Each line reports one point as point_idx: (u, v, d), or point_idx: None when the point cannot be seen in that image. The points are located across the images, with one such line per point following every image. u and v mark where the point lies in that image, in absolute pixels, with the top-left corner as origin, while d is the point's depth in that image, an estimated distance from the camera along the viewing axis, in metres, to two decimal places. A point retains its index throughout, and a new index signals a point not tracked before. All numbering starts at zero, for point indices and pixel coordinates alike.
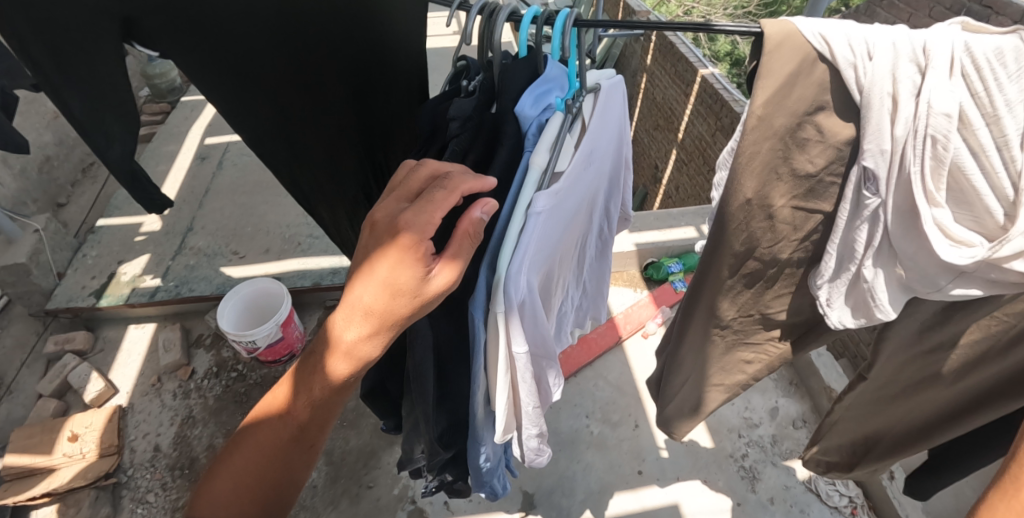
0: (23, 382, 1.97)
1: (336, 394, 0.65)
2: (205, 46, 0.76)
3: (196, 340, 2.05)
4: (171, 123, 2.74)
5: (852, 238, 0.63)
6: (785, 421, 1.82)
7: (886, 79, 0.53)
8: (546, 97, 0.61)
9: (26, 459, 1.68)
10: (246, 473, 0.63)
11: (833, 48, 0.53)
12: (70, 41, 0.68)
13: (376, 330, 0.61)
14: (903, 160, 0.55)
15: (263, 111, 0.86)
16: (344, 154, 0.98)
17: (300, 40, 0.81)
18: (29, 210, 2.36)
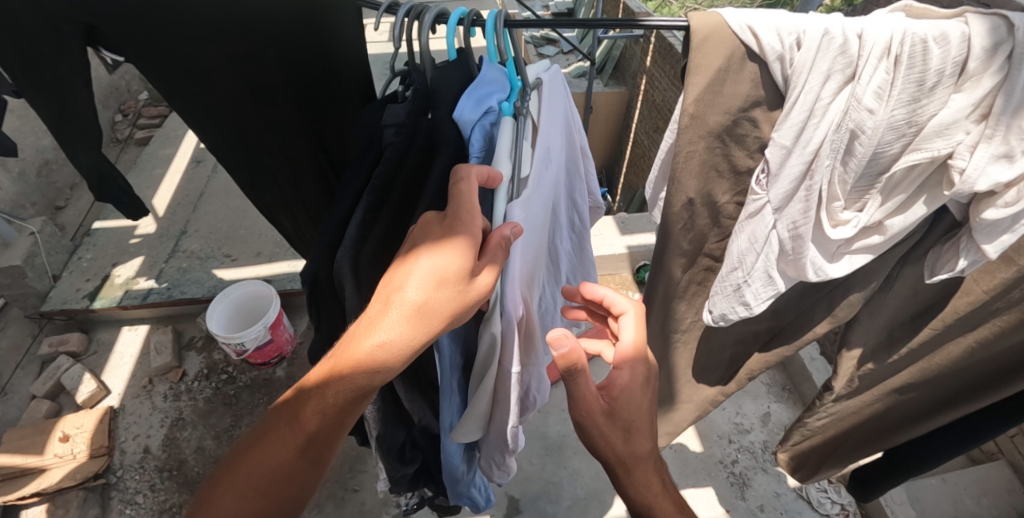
0: (17, 382, 1.99)
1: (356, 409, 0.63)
2: (158, 55, 0.79)
3: (187, 343, 2.07)
4: (169, 127, 2.76)
5: (751, 238, 0.66)
6: (776, 427, 1.79)
7: (809, 69, 0.54)
8: (487, 99, 0.60)
9: (17, 459, 1.70)
10: (254, 480, 0.65)
11: (760, 39, 0.54)
12: (38, 52, 0.76)
13: (400, 349, 0.59)
14: (827, 151, 0.58)
15: (220, 119, 0.88)
16: (302, 164, 0.98)
17: (251, 51, 0.82)
18: (27, 213, 2.39)
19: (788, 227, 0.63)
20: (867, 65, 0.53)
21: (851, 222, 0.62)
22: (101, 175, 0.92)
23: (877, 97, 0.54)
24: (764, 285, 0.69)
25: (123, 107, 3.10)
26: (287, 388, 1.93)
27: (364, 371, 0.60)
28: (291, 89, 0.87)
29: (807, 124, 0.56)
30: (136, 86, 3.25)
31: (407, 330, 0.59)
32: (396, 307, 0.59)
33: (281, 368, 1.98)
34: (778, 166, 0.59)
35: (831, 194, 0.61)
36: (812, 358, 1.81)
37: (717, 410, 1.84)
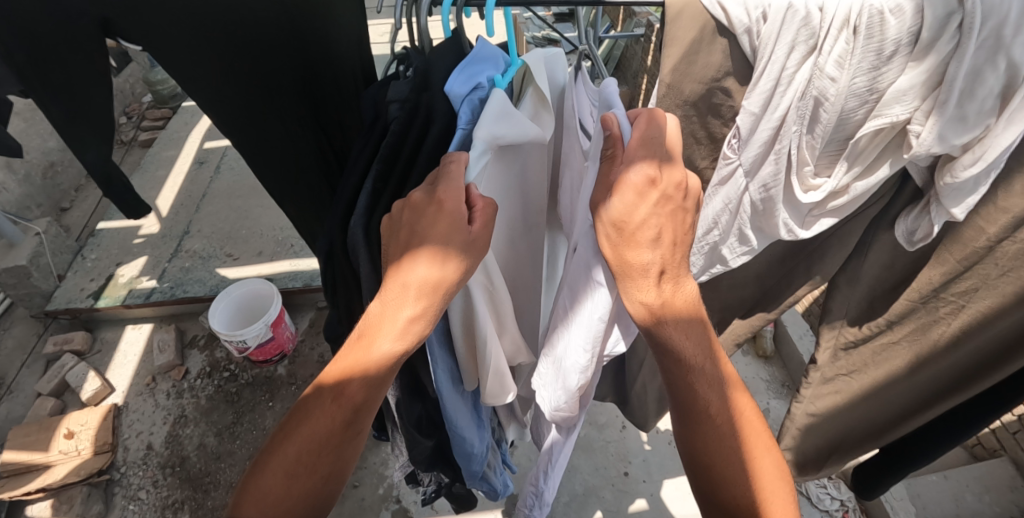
0: (22, 382, 2.02)
1: (387, 383, 0.61)
2: (162, 46, 0.83)
3: (190, 341, 2.09)
4: (171, 129, 2.79)
5: (725, 199, 0.72)
6: (776, 423, 1.79)
7: (774, 41, 0.57)
8: (478, 75, 0.61)
9: (23, 455, 1.72)
10: (300, 463, 0.59)
11: (729, 13, 0.58)
12: (51, 44, 0.79)
13: (432, 306, 0.59)
14: (793, 121, 0.61)
15: (229, 105, 0.90)
16: (305, 149, 0.99)
17: (248, 37, 0.85)
18: (32, 214, 2.43)
19: (759, 189, 0.68)
20: (826, 37, 0.56)
21: (822, 186, 0.65)
22: (105, 170, 0.92)
23: (837, 66, 0.56)
24: (739, 242, 0.76)
25: (128, 110, 3.14)
26: (287, 385, 1.95)
27: (399, 333, 0.59)
28: (292, 75, 0.90)
29: (774, 92, 0.60)
30: (141, 89, 3.29)
31: (430, 299, 0.59)
32: (418, 269, 0.59)
33: (282, 366, 1.99)
34: (749, 131, 0.64)
35: (800, 158, 0.64)
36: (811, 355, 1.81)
37: None
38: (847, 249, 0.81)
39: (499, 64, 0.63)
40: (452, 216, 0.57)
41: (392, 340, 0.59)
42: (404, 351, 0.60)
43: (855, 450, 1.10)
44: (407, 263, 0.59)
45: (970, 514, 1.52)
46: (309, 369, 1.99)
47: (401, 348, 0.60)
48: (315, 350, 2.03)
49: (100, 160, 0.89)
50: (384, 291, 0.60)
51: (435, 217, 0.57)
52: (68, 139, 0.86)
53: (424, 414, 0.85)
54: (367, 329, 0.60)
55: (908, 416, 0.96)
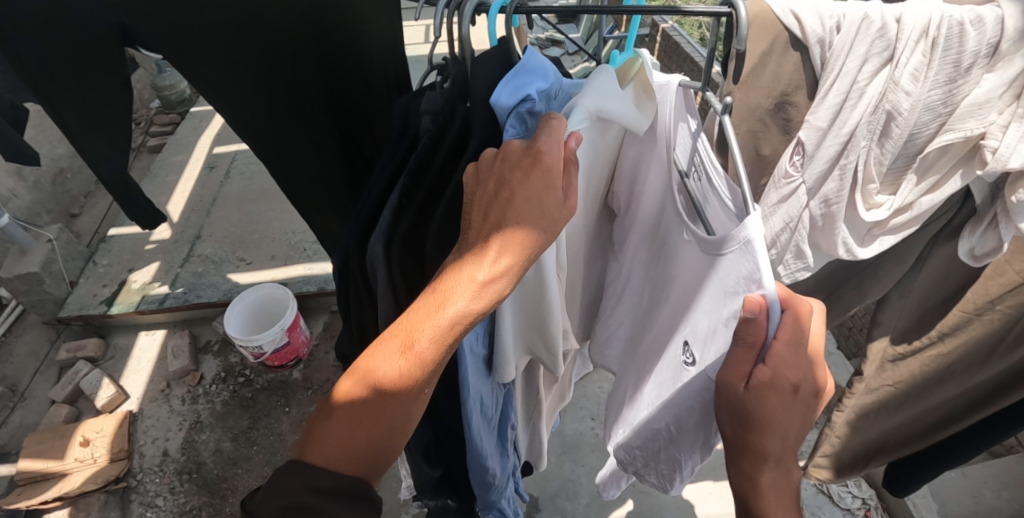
0: (36, 388, 2.01)
1: (457, 344, 0.56)
2: (179, 40, 0.81)
3: (204, 346, 2.08)
4: (180, 134, 2.79)
5: (786, 216, 0.74)
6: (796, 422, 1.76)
7: (847, 53, 0.60)
8: (526, 87, 0.55)
9: (38, 463, 1.71)
10: (366, 410, 0.59)
11: (802, 22, 0.62)
12: (71, 52, 0.81)
13: (508, 273, 0.53)
14: (857, 136, 0.65)
15: (248, 104, 0.89)
16: (330, 151, 0.99)
17: (267, 31, 0.83)
18: (43, 220, 2.43)
19: (820, 204, 0.72)
20: (904, 48, 0.58)
21: (884, 205, 0.70)
22: (122, 182, 0.99)
23: (914, 79, 0.59)
24: (794, 259, 0.79)
25: (136, 116, 3.15)
26: (303, 390, 1.94)
27: (471, 301, 0.53)
28: (319, 88, 0.91)
29: (843, 106, 0.63)
30: (148, 94, 3.29)
31: (513, 259, 0.52)
32: (498, 228, 0.52)
33: (297, 371, 1.99)
34: (815, 146, 0.67)
35: (868, 175, 0.68)
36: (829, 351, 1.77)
37: None
38: (902, 268, 0.86)
39: (548, 76, 0.57)
40: (546, 171, 0.52)
41: (463, 305, 0.54)
42: (476, 313, 0.54)
43: (885, 459, 1.12)
44: (494, 220, 0.53)
45: (990, 509, 1.51)
46: (324, 372, 1.98)
47: (470, 315, 0.54)
48: (330, 354, 2.03)
49: (117, 165, 0.96)
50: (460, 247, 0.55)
51: (520, 176, 0.52)
52: (82, 147, 0.91)
53: (432, 440, 0.84)
54: (440, 286, 0.54)
55: (943, 426, 0.98)
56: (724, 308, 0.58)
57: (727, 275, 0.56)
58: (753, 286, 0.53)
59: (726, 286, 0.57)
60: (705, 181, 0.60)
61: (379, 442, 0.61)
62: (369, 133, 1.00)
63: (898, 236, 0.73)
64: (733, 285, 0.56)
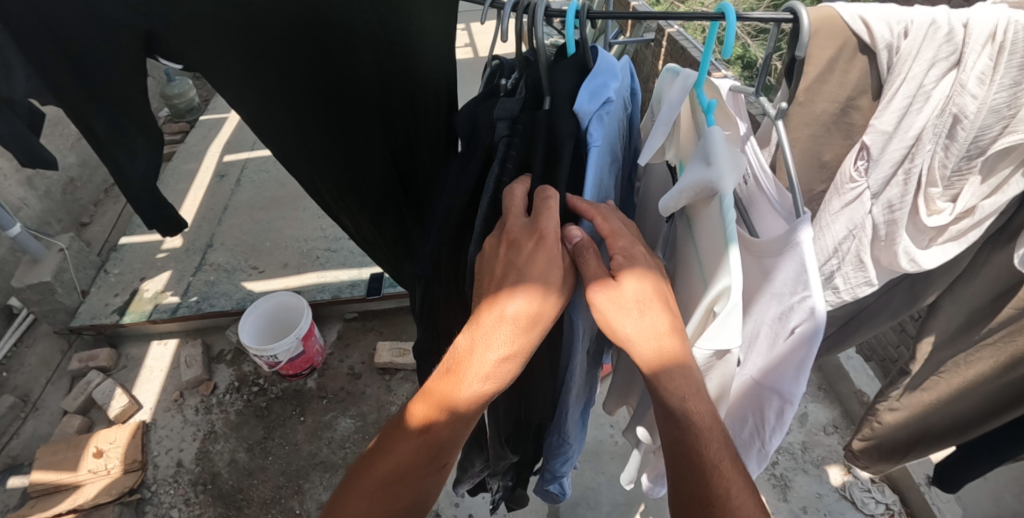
0: (48, 399, 2.00)
1: (473, 420, 0.63)
2: (240, 48, 0.76)
3: (217, 355, 2.07)
4: (190, 142, 2.80)
5: (848, 224, 0.71)
6: (815, 427, 1.74)
7: (913, 57, 0.60)
8: (603, 91, 0.62)
9: (52, 475, 1.70)
10: (382, 486, 0.64)
11: (871, 29, 0.61)
12: (94, 48, 0.67)
13: (522, 351, 0.60)
14: (920, 143, 0.64)
15: (284, 120, 0.85)
16: (369, 171, 0.97)
17: (323, 35, 0.80)
18: (53, 229, 2.43)
19: (884, 210, 0.70)
20: (971, 52, 0.58)
21: (946, 210, 0.69)
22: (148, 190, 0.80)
23: (981, 82, 0.59)
24: (854, 270, 0.75)
25: None
26: (318, 399, 1.93)
27: (489, 378, 0.60)
28: (370, 93, 0.88)
29: (908, 110, 0.63)
30: (156, 103, 3.32)
31: (525, 335, 0.59)
32: (507, 321, 0.59)
33: (312, 379, 1.98)
34: (880, 151, 0.66)
35: (930, 179, 0.67)
36: (848, 356, 1.76)
37: None
38: (952, 275, 0.82)
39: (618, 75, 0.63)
40: (549, 252, 0.58)
41: (482, 377, 0.60)
42: (492, 391, 0.61)
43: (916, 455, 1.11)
44: (505, 301, 0.59)
45: (1012, 513, 1.50)
46: (339, 381, 1.98)
47: (489, 389, 0.61)
48: (345, 363, 2.02)
49: (149, 174, 0.79)
50: (473, 332, 0.60)
51: (528, 255, 0.58)
52: (106, 160, 0.74)
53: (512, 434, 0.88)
54: (460, 365, 0.61)
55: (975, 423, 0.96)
56: (774, 311, 0.60)
57: (779, 282, 0.58)
58: (801, 286, 0.55)
59: (778, 290, 0.58)
60: (753, 185, 0.63)
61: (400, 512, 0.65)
62: (409, 150, 0.98)
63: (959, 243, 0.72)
64: (779, 288, 0.58)
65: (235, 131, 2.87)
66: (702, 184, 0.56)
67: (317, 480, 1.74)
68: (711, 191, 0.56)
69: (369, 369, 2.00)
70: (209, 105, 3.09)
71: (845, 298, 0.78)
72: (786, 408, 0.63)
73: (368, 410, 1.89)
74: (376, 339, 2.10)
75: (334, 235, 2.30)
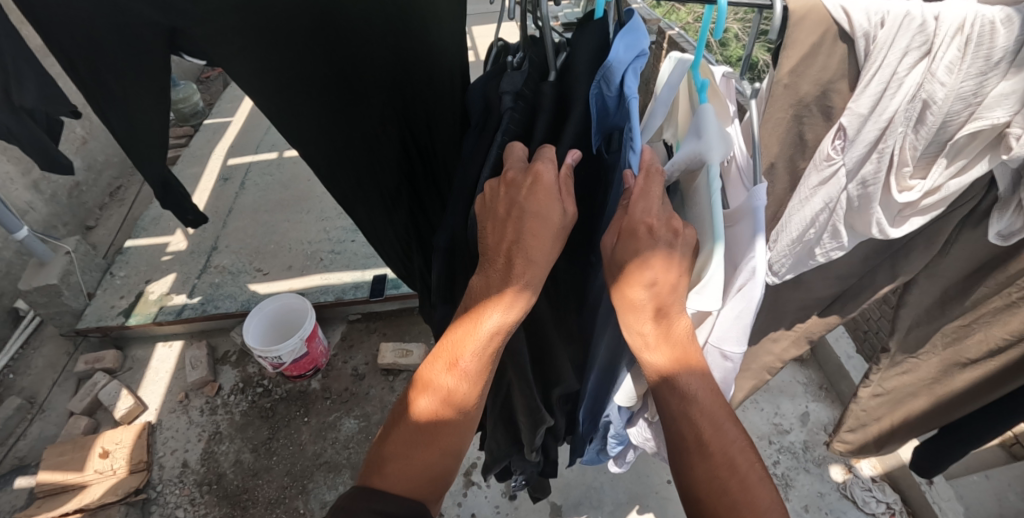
0: (54, 400, 2.02)
1: (494, 353, 0.66)
2: (260, 43, 0.79)
3: (222, 357, 2.09)
4: (195, 146, 2.83)
5: (825, 199, 0.74)
6: (817, 426, 1.75)
7: (889, 46, 0.61)
8: (638, 43, 0.59)
9: (58, 475, 1.71)
10: (416, 429, 0.69)
11: (851, 17, 0.61)
12: (106, 51, 0.73)
13: (531, 282, 0.62)
14: (888, 129, 0.65)
15: (305, 111, 0.88)
16: (387, 156, 0.99)
17: (338, 25, 0.82)
18: (59, 233, 2.45)
19: (857, 186, 0.71)
20: (941, 43, 0.59)
21: (916, 188, 0.69)
22: (163, 179, 0.91)
23: (949, 71, 0.60)
24: (830, 240, 0.78)
25: None
26: (322, 400, 1.95)
27: (504, 309, 0.62)
28: (386, 80, 0.90)
29: (883, 95, 0.63)
30: None
31: (530, 270, 0.61)
32: (515, 254, 0.61)
33: (316, 380, 2.00)
34: (856, 131, 0.66)
35: (901, 158, 0.68)
36: (849, 355, 1.78)
37: (755, 411, 1.80)
38: (932, 252, 0.84)
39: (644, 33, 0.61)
40: (547, 186, 0.61)
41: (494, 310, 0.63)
42: (509, 323, 0.63)
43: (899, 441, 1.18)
44: (510, 237, 0.61)
45: (1014, 511, 1.51)
46: (343, 382, 1.99)
47: (502, 322, 0.63)
48: (348, 364, 2.04)
49: (159, 171, 0.88)
50: (483, 272, 0.64)
51: (525, 195, 0.61)
52: (129, 152, 0.84)
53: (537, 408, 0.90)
54: (473, 306, 0.65)
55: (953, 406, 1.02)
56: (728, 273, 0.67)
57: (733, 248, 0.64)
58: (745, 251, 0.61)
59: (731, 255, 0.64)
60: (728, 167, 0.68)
61: (439, 454, 0.69)
62: (428, 132, 0.99)
63: (926, 217, 0.74)
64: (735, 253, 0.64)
65: (240, 135, 2.90)
66: (693, 156, 0.60)
67: (321, 480, 1.75)
68: (700, 162, 0.60)
69: (372, 370, 2.02)
70: (213, 109, 3.12)
71: (821, 262, 0.82)
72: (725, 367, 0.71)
73: (372, 410, 1.91)
74: (379, 340, 2.11)
75: (338, 237, 2.32)
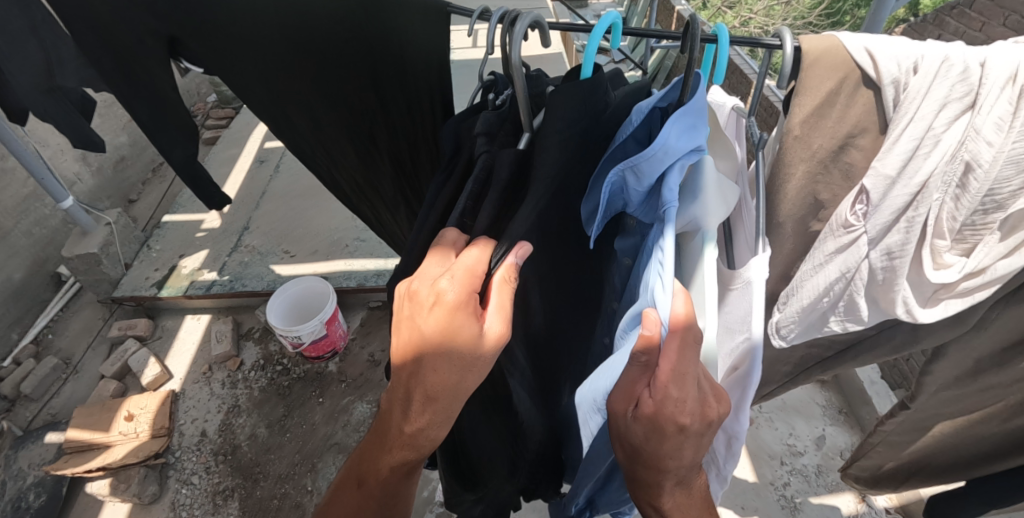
0: (87, 362, 2.12)
1: (402, 467, 0.71)
2: (248, 58, 0.85)
3: (246, 333, 2.16)
4: (235, 128, 2.93)
5: (842, 267, 0.69)
6: (832, 451, 1.71)
7: (923, 96, 0.59)
8: (696, 132, 0.55)
9: (86, 434, 1.80)
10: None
11: (878, 64, 0.59)
12: (128, 53, 0.83)
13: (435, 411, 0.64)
14: (925, 192, 0.62)
15: (297, 120, 0.96)
16: (378, 171, 1.02)
17: (314, 46, 0.83)
18: (103, 205, 2.58)
19: (882, 256, 0.67)
20: (985, 94, 0.57)
21: (954, 265, 0.66)
22: (189, 168, 1.00)
23: (996, 128, 0.58)
24: (846, 311, 0.73)
25: (193, 109, 3.37)
26: (338, 383, 1.99)
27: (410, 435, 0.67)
28: (366, 101, 0.89)
29: (915, 154, 0.61)
30: (206, 89, 3.50)
31: (437, 400, 0.63)
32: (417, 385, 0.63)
33: (333, 363, 2.04)
34: (881, 196, 0.63)
35: (937, 230, 0.64)
36: (872, 380, 1.73)
37: (768, 430, 1.77)
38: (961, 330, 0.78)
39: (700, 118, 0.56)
40: (457, 314, 0.59)
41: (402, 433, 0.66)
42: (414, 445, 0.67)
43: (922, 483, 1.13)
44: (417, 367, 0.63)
45: None
46: (358, 368, 2.03)
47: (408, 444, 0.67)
48: (365, 350, 2.08)
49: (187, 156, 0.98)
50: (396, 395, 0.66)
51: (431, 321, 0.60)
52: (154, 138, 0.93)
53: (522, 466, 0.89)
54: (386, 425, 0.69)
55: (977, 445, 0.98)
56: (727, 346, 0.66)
57: (732, 315, 0.65)
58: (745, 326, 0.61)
59: (731, 322, 0.65)
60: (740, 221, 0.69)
61: None
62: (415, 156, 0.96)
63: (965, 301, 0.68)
64: (734, 323, 0.64)
65: None
66: (688, 220, 0.60)
67: (330, 461, 1.79)
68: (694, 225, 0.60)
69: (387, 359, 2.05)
70: None
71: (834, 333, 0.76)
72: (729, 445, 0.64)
73: None
74: None
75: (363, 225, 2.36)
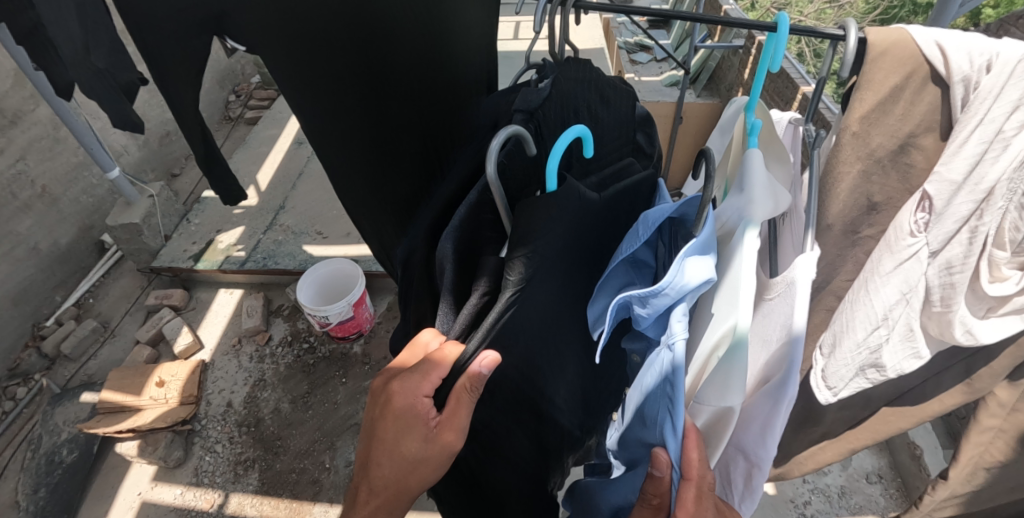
0: (124, 327, 2.20)
1: None
2: (295, 37, 0.85)
3: (276, 309, 2.20)
4: (276, 109, 3.00)
5: (902, 284, 0.63)
6: (857, 473, 1.65)
7: (995, 96, 0.53)
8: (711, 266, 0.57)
9: (119, 396, 1.86)
10: None
11: (950, 60, 0.53)
12: (169, 29, 0.78)
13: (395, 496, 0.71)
14: (989, 201, 0.57)
15: (330, 110, 0.94)
16: (401, 161, 1.06)
17: (361, 24, 0.89)
18: (148, 177, 2.67)
19: (940, 271, 0.63)
20: None
21: (1012, 278, 0.62)
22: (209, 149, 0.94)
23: None
24: (903, 342, 0.67)
25: (238, 89, 3.45)
26: (361, 365, 2.02)
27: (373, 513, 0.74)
28: (400, 84, 0.98)
29: (982, 159, 0.55)
30: (251, 70, 3.60)
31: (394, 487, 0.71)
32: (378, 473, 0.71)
33: (358, 345, 2.07)
34: (945, 203, 0.58)
35: (997, 240, 0.61)
36: None
37: None
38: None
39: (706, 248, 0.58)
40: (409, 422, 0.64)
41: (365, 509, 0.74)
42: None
43: None
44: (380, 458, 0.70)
45: None
46: (382, 351, 2.05)
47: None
48: (390, 333, 2.10)
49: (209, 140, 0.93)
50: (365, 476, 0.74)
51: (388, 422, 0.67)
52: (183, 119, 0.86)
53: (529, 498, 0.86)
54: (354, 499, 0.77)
55: None
56: (762, 356, 0.65)
57: (771, 323, 0.63)
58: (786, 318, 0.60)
59: (765, 333, 0.65)
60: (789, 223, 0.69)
61: None
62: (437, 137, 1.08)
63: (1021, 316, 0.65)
64: (768, 332, 0.64)
65: None
66: (735, 210, 0.61)
67: (349, 440, 1.82)
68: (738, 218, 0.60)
69: None
70: None
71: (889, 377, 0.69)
72: (754, 471, 0.68)
73: None
74: None
75: None
